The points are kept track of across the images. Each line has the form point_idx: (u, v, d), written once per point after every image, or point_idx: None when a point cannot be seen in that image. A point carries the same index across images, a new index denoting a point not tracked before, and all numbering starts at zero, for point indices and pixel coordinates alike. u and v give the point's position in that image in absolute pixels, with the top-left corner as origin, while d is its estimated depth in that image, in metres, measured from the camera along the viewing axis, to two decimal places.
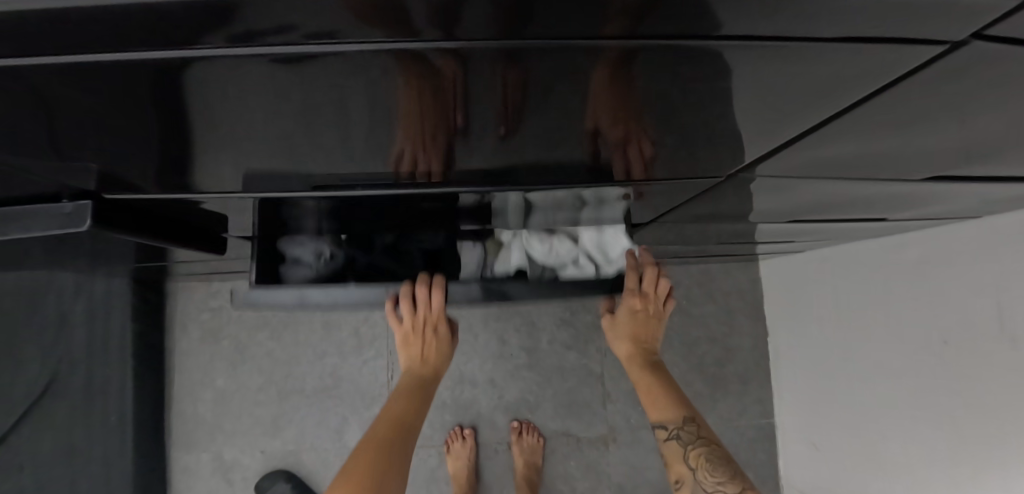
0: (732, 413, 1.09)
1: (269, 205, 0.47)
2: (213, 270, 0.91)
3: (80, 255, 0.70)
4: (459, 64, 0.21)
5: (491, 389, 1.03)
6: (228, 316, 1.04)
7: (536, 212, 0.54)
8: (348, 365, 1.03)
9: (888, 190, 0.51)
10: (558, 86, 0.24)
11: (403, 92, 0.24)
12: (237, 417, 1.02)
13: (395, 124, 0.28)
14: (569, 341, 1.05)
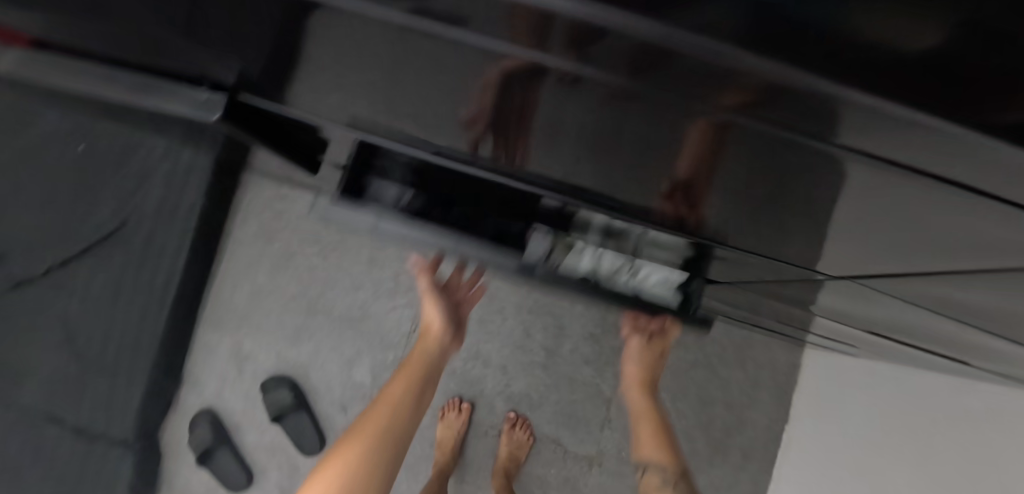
0: (723, 482, 1.07)
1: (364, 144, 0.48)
2: (287, 176, 0.95)
3: (183, 127, 0.73)
4: (551, 87, 0.18)
5: (501, 374, 1.04)
6: (285, 223, 1.09)
7: (610, 230, 0.54)
8: (377, 305, 1.05)
9: (997, 341, 0.46)
10: (652, 131, 0.21)
11: (493, 93, 0.22)
12: (264, 316, 1.07)
13: (472, 111, 0.26)
14: (589, 356, 1.04)
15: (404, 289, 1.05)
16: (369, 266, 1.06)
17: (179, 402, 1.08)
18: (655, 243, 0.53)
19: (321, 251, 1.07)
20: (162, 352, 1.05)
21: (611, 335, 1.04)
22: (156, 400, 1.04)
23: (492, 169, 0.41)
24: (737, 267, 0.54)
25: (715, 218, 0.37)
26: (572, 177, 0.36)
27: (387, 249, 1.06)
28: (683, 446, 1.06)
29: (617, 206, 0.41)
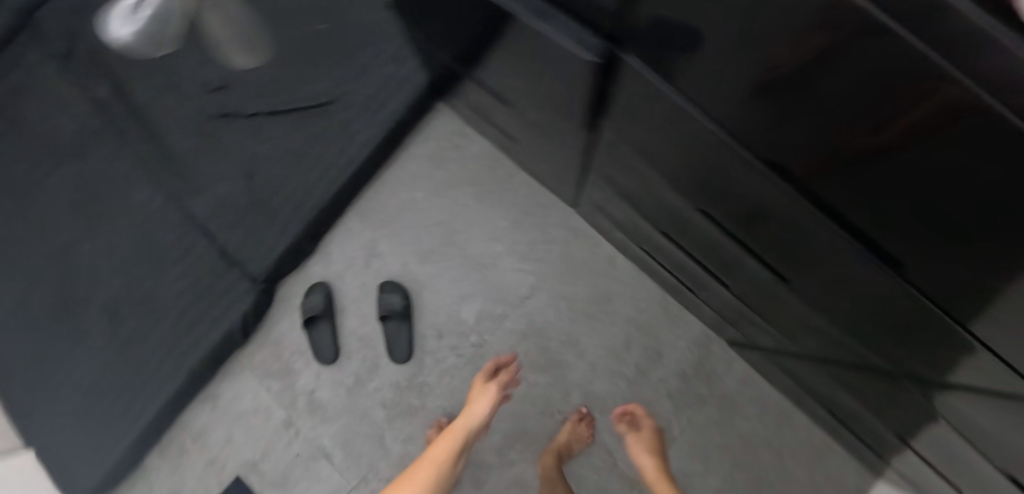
0: None
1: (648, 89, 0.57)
2: (491, 117, 1.04)
3: (460, 46, 0.84)
4: (862, 37, 0.28)
5: (587, 369, 1.09)
6: (458, 156, 1.17)
7: (807, 248, 0.59)
8: (506, 260, 1.12)
9: None
10: (907, 103, 0.30)
11: (809, 34, 0.32)
12: (407, 228, 1.16)
13: (778, 50, 0.37)
14: (672, 390, 1.07)
15: (536, 256, 1.12)
16: (515, 224, 1.13)
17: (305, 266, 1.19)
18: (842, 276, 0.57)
19: (478, 193, 1.15)
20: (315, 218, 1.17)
21: (701, 380, 1.07)
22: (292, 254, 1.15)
23: (743, 123, 0.50)
24: (906, 334, 0.57)
25: (905, 232, 0.43)
26: (807, 148, 0.45)
27: (537, 217, 1.13)
28: None
29: (829, 199, 0.48)
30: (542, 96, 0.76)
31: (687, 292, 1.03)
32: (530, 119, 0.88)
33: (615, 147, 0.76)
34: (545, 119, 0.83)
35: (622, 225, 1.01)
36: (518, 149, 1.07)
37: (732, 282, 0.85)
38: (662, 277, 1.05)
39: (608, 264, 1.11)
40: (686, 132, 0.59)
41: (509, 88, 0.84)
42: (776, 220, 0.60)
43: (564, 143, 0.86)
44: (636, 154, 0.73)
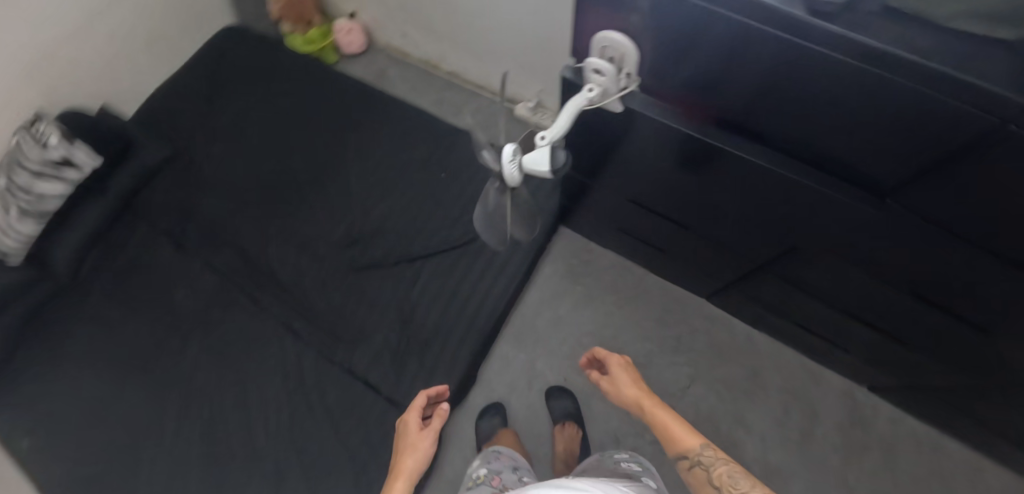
0: None
1: (803, 206, 0.80)
2: (636, 234, 1.19)
3: (639, 187, 1.03)
4: (945, 122, 0.55)
5: (759, 442, 1.16)
6: (590, 270, 1.30)
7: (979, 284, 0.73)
8: (659, 355, 1.22)
9: None
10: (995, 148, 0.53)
11: (920, 133, 0.58)
12: (559, 341, 1.24)
13: (899, 148, 0.62)
14: (837, 444, 1.16)
15: (686, 346, 1.23)
16: (659, 321, 1.25)
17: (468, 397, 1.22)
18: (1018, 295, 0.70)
19: (618, 300, 1.27)
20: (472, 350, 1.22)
21: (858, 429, 1.18)
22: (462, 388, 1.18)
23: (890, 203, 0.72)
24: None
25: None
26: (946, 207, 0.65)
27: (676, 312, 1.26)
28: None
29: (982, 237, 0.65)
30: (724, 223, 0.97)
31: (829, 355, 1.18)
32: (702, 234, 1.04)
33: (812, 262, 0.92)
34: (724, 236, 1.00)
35: (776, 309, 1.13)
36: (654, 257, 1.23)
37: (916, 354, 0.99)
38: (810, 344, 1.19)
39: (748, 341, 1.24)
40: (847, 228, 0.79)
41: (685, 213, 1.02)
42: (947, 271, 0.75)
43: (740, 252, 1.02)
44: (847, 267, 0.88)
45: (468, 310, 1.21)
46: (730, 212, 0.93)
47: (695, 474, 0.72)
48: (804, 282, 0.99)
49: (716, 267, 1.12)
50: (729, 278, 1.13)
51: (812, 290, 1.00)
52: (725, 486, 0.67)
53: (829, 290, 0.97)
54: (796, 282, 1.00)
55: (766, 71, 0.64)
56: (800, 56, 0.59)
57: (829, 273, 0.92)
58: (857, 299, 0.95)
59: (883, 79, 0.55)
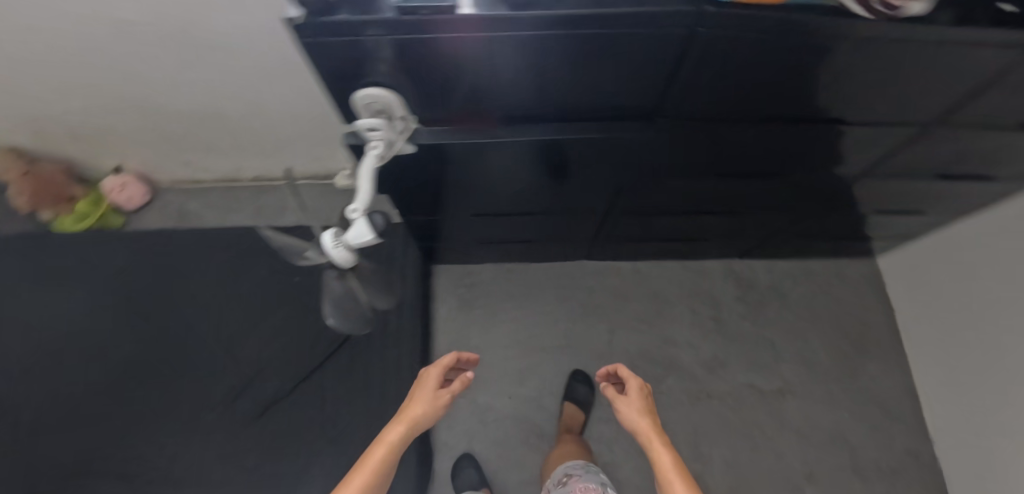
0: (880, 372, 1.31)
1: (593, 154, 0.88)
2: (499, 239, 1.22)
3: (469, 201, 1.04)
4: (642, 46, 0.63)
5: (690, 348, 1.27)
6: (481, 290, 1.30)
7: (747, 143, 0.87)
8: (578, 326, 1.27)
9: (1008, 141, 0.87)
10: (688, 44, 0.63)
11: (634, 59, 0.67)
12: (490, 368, 1.21)
13: (624, 77, 0.71)
14: (743, 312, 1.32)
15: (593, 306, 1.29)
16: (561, 299, 1.29)
17: (435, 470, 1.11)
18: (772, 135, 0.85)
19: (519, 301, 1.28)
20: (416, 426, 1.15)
21: (750, 291, 1.34)
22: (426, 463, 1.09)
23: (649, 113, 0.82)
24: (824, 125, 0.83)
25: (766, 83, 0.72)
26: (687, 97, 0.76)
27: (570, 282, 1.31)
28: (836, 354, 1.31)
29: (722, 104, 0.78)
30: (553, 192, 1.02)
31: (696, 249, 1.32)
32: (546, 210, 1.10)
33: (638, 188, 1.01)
34: (562, 203, 1.06)
35: (639, 235, 1.23)
36: (524, 247, 1.26)
37: (750, 212, 1.14)
38: (680, 247, 1.31)
39: (637, 273, 1.34)
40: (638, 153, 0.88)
41: (521, 202, 1.06)
42: (723, 147, 0.87)
43: (582, 209, 1.09)
44: (665, 180, 0.97)
45: (391, 393, 1.15)
46: (551, 183, 0.98)
47: None
48: (642, 205, 1.09)
49: (576, 229, 1.19)
50: (588, 232, 1.20)
51: (651, 208, 1.10)
52: None
53: (661, 202, 1.08)
54: (636, 209, 1.10)
55: (494, 70, 0.68)
56: (505, 51, 0.64)
57: (652, 190, 1.02)
58: (685, 198, 1.07)
59: (580, 38, 0.61)
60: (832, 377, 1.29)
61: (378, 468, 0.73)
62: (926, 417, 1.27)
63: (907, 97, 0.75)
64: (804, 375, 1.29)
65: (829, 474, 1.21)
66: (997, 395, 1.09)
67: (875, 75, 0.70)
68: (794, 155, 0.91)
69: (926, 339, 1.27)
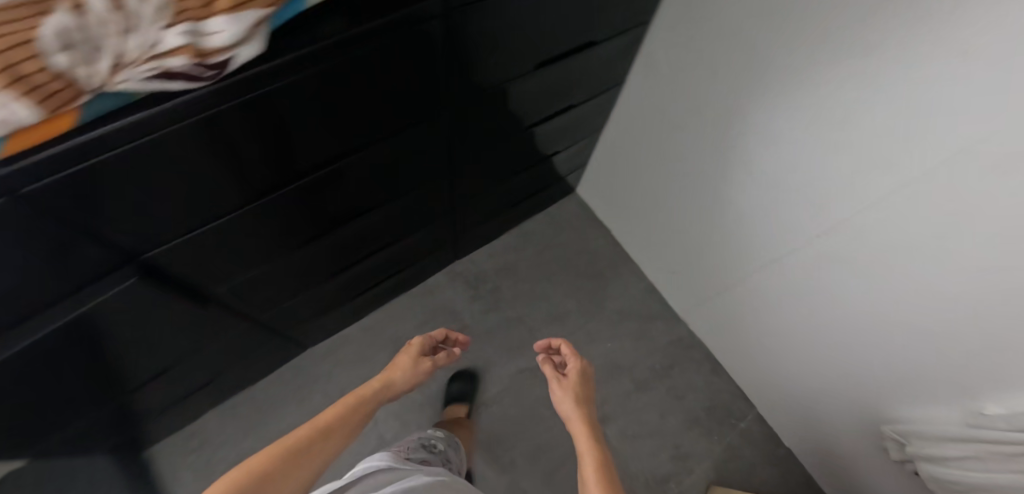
0: (623, 289, 1.37)
1: (166, 287, 0.71)
2: (186, 395, 1.04)
3: (88, 409, 0.83)
4: (17, 210, 0.46)
5: (449, 372, 1.23)
6: (211, 447, 1.12)
7: (320, 195, 0.77)
8: None
9: (537, 82, 0.92)
10: (78, 179, 0.47)
11: (45, 220, 0.49)
12: None
13: (80, 231, 0.54)
14: (484, 307, 1.31)
15: (340, 389, 1.19)
16: (301, 403, 1.17)
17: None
18: (337, 178, 0.76)
19: (257, 433, 1.14)
20: None
21: (482, 285, 1.34)
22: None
23: (187, 235, 0.66)
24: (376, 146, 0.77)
25: (248, 155, 0.60)
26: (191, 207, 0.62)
27: (304, 380, 1.19)
28: (581, 295, 1.35)
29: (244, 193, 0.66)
30: (181, 338, 0.85)
31: (413, 273, 1.26)
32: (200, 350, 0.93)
33: (250, 289, 0.88)
34: (209, 336, 0.90)
35: (329, 305, 1.12)
36: (226, 380, 1.10)
37: (409, 234, 1.09)
38: (388, 287, 1.23)
39: (369, 331, 1.26)
40: (211, 259, 0.73)
41: (161, 365, 0.88)
42: (297, 213, 0.77)
43: (239, 324, 0.94)
44: (266, 271, 0.86)
45: None
46: (166, 333, 0.80)
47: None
48: (303, 284, 0.97)
49: (260, 340, 1.05)
50: (282, 329, 1.06)
51: (315, 280, 0.99)
52: None
53: (318, 271, 0.97)
54: (301, 290, 0.98)
55: None
56: None
57: (286, 273, 0.91)
58: (335, 256, 0.97)
59: None
60: (584, 317, 1.33)
61: (354, 407, 0.67)
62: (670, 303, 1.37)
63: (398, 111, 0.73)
64: (562, 331, 1.31)
65: (618, 405, 1.25)
66: (696, 263, 1.21)
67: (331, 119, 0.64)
68: (369, 191, 0.86)
69: (636, 241, 1.37)
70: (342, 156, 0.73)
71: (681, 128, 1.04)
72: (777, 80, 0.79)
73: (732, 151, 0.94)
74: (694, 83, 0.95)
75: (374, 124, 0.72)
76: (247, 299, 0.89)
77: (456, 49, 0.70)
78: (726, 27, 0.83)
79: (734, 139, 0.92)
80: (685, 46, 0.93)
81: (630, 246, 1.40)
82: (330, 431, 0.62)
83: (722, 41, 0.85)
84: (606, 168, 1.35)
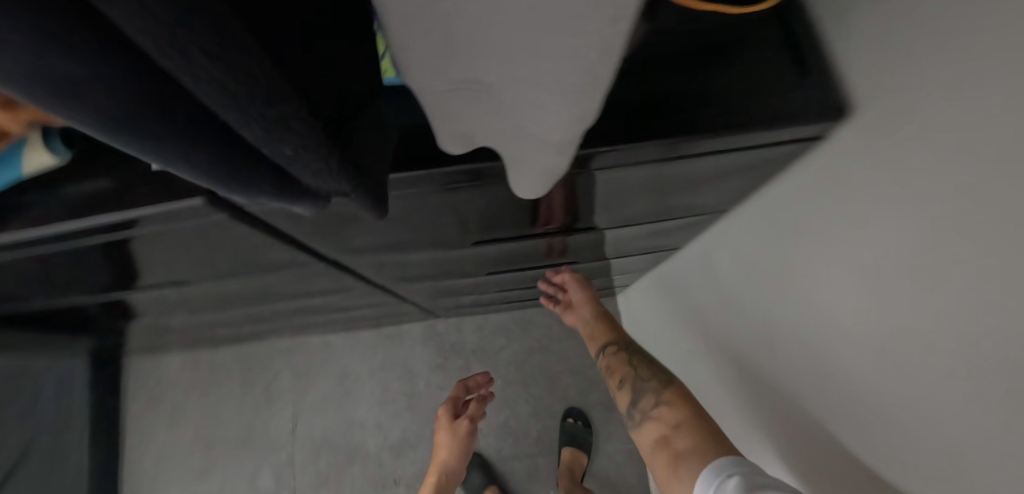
0: (600, 438, 1.15)
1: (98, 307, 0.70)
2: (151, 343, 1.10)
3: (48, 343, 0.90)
4: None
5: (378, 430, 1.15)
6: (169, 384, 1.23)
7: (245, 287, 0.66)
8: (261, 418, 1.18)
9: (531, 245, 0.64)
10: None
11: None
12: (172, 467, 1.18)
13: None
14: (444, 383, 1.17)
15: (279, 393, 1.19)
16: (244, 386, 1.20)
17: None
18: (263, 282, 0.64)
19: (203, 392, 1.21)
20: None
21: (454, 358, 1.18)
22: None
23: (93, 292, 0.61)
24: (301, 273, 0.61)
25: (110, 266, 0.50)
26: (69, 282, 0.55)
27: (254, 368, 1.21)
28: (552, 422, 1.16)
29: (137, 280, 0.57)
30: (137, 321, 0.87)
31: (406, 322, 1.16)
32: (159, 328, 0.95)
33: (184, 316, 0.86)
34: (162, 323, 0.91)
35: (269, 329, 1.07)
36: (183, 343, 1.14)
37: (345, 310, 0.94)
38: (341, 327, 1.14)
39: (326, 349, 1.20)
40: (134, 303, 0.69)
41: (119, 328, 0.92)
42: (219, 294, 0.68)
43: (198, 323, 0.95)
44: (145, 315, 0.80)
45: None
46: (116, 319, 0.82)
47: (618, 358, 0.76)
48: (268, 317, 0.93)
49: (220, 330, 1.06)
50: (251, 330, 1.07)
51: (279, 317, 0.94)
52: (637, 366, 0.73)
53: (281, 314, 0.90)
54: (264, 319, 0.94)
55: None
56: None
57: (238, 313, 0.85)
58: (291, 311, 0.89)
59: None
60: (542, 447, 1.15)
61: None
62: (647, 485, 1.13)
63: (249, 260, 0.53)
64: (510, 448, 1.15)
65: None
66: None
67: (128, 257, 0.48)
68: (248, 294, 0.70)
69: None
70: (257, 273, 0.59)
71: (744, 369, 0.69)
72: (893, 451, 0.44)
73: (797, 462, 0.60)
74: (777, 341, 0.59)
75: (288, 262, 0.55)
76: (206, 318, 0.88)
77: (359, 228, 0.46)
78: (842, 317, 0.47)
79: (805, 451, 0.58)
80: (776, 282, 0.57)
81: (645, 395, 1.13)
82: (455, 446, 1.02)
83: (832, 328, 0.49)
84: (655, 319, 1.03)
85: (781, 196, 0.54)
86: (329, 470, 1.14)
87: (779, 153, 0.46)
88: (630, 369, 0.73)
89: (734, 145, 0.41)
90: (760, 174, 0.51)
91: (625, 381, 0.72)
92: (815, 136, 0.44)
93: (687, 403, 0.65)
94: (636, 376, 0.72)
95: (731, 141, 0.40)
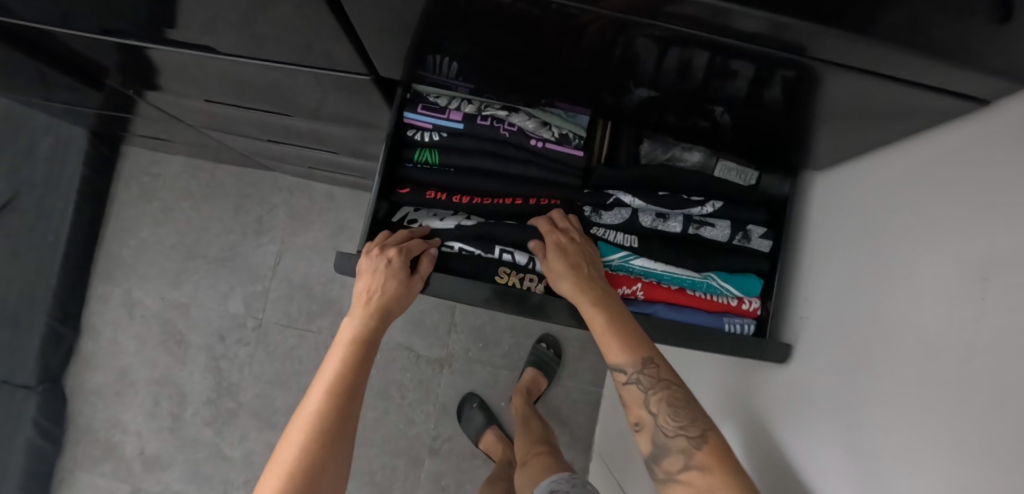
0: (563, 372, 1.16)
1: (127, 67, 0.64)
2: (157, 137, 1.05)
3: (57, 95, 0.83)
4: None
5: None
6: (164, 184, 1.19)
7: (293, 89, 0.61)
8: (246, 244, 1.17)
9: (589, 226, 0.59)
10: None
11: None
12: (149, 264, 1.17)
13: None
14: None
15: (270, 227, 1.17)
16: (238, 210, 1.17)
17: (79, 349, 1.14)
18: (319, 88, 0.59)
19: (195, 204, 1.18)
20: (60, 307, 1.10)
21: None
22: (55, 344, 1.09)
23: (128, 42, 0.55)
24: (355, 88, 0.56)
25: (172, 8, 0.44)
26: (104, 12, 0.49)
27: (252, 195, 1.17)
28: (524, 342, 1.17)
29: (183, 42, 0.52)
30: (157, 104, 0.80)
31: None
32: (176, 121, 0.89)
33: (204, 112, 0.79)
34: (181, 117, 0.85)
35: (275, 157, 1.00)
36: (187, 146, 1.08)
37: (361, 160, 0.88)
38: (350, 181, 1.09)
39: (329, 199, 1.17)
40: (167, 72, 0.63)
41: (132, 107, 0.85)
42: (254, 89, 0.63)
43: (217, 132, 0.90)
44: (159, 92, 0.73)
45: (33, 269, 1.07)
46: (136, 92, 0.76)
47: (631, 394, 0.48)
48: (296, 148, 0.89)
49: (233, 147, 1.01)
50: (264, 159, 1.03)
51: (301, 152, 0.91)
52: (661, 404, 0.47)
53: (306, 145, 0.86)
54: (289, 150, 0.90)
55: None
56: None
57: (262, 128, 0.80)
58: (314, 143, 0.84)
59: None
60: (508, 361, 1.16)
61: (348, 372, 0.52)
62: (592, 427, 1.16)
63: (303, 37, 0.45)
64: (475, 352, 1.16)
65: (455, 452, 1.13)
66: None
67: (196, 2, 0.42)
68: (277, 95, 0.63)
69: (609, 415, 1.10)
70: (312, 69, 0.53)
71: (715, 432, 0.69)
72: (853, 456, 0.43)
73: (743, 443, 0.61)
74: (786, 319, 0.57)
75: (357, 64, 0.50)
76: (236, 127, 0.83)
77: (461, 42, 0.43)
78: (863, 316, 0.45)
79: (756, 445, 0.58)
80: (818, 263, 0.53)
81: (606, 409, 1.13)
82: (338, 428, 0.50)
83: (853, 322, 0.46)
84: None
85: (834, 197, 0.53)
86: (300, 314, 1.14)
87: (908, 110, 0.39)
88: (648, 414, 0.47)
89: (872, 70, 0.35)
90: (864, 133, 0.45)
91: (643, 431, 0.48)
92: (945, 115, 0.39)
93: (730, 471, 0.43)
94: (654, 426, 0.47)
95: (884, 57, 0.33)
